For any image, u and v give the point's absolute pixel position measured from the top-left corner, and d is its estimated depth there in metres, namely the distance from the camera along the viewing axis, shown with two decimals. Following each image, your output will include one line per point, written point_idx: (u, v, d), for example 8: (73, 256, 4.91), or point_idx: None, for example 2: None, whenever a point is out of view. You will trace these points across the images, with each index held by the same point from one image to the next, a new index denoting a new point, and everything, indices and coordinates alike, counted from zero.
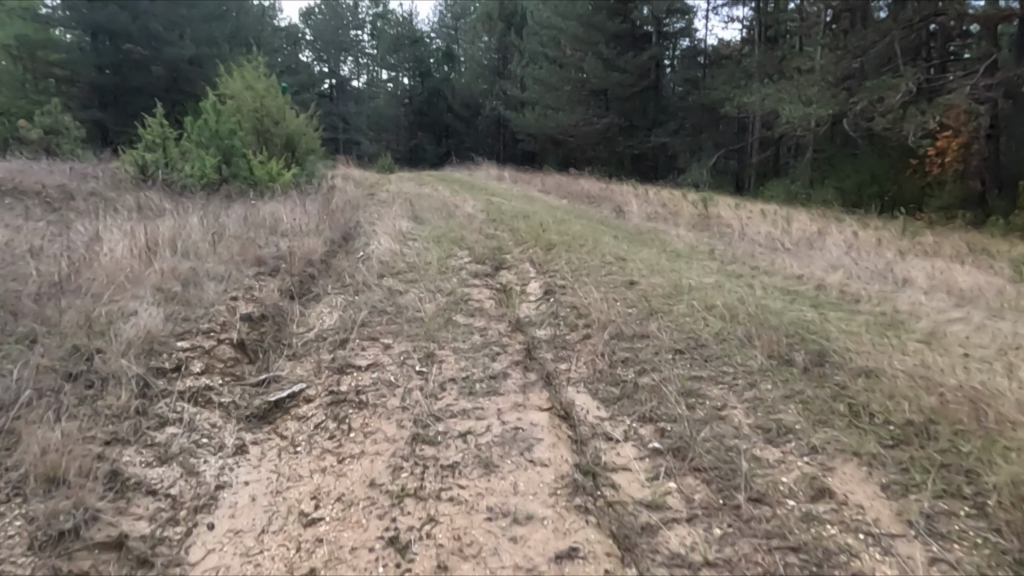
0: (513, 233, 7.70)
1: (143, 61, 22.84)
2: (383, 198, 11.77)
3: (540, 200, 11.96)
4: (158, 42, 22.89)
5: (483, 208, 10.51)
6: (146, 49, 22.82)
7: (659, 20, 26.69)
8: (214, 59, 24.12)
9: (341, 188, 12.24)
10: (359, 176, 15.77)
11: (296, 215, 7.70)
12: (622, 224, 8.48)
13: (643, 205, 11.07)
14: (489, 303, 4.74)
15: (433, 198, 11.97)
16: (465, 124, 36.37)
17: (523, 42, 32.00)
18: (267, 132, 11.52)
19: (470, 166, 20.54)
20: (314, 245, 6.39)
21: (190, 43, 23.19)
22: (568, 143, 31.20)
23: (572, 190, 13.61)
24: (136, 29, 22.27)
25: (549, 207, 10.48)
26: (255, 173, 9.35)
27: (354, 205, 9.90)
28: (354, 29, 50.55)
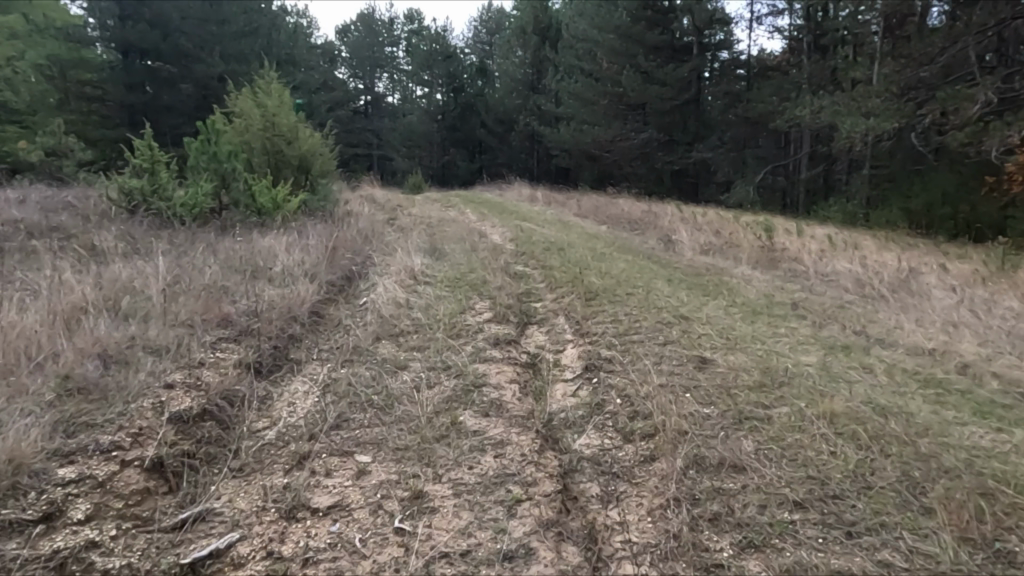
0: (544, 272, 6.53)
1: (173, 79, 22.41)
2: (403, 226, 10.74)
3: (577, 225, 10.79)
4: (187, 60, 22.47)
5: (513, 237, 9.38)
6: (176, 66, 22.42)
7: (699, 31, 25.38)
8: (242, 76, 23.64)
9: (358, 214, 11.24)
10: (383, 198, 14.78)
11: (293, 251, 6.66)
12: (673, 260, 7.24)
13: (694, 232, 9.79)
14: (512, 388, 3.55)
15: (458, 225, 10.88)
16: (498, 139, 35.46)
17: (557, 56, 30.96)
18: (280, 152, 10.58)
19: (503, 185, 19.46)
20: (304, 292, 5.29)
21: (219, 60, 22.71)
22: (605, 159, 29.96)
23: (611, 214, 12.39)
24: (167, 47, 21.88)
25: (587, 236, 9.30)
26: (259, 200, 8.39)
27: (368, 234, 8.87)
28: (390, 46, 50.16)
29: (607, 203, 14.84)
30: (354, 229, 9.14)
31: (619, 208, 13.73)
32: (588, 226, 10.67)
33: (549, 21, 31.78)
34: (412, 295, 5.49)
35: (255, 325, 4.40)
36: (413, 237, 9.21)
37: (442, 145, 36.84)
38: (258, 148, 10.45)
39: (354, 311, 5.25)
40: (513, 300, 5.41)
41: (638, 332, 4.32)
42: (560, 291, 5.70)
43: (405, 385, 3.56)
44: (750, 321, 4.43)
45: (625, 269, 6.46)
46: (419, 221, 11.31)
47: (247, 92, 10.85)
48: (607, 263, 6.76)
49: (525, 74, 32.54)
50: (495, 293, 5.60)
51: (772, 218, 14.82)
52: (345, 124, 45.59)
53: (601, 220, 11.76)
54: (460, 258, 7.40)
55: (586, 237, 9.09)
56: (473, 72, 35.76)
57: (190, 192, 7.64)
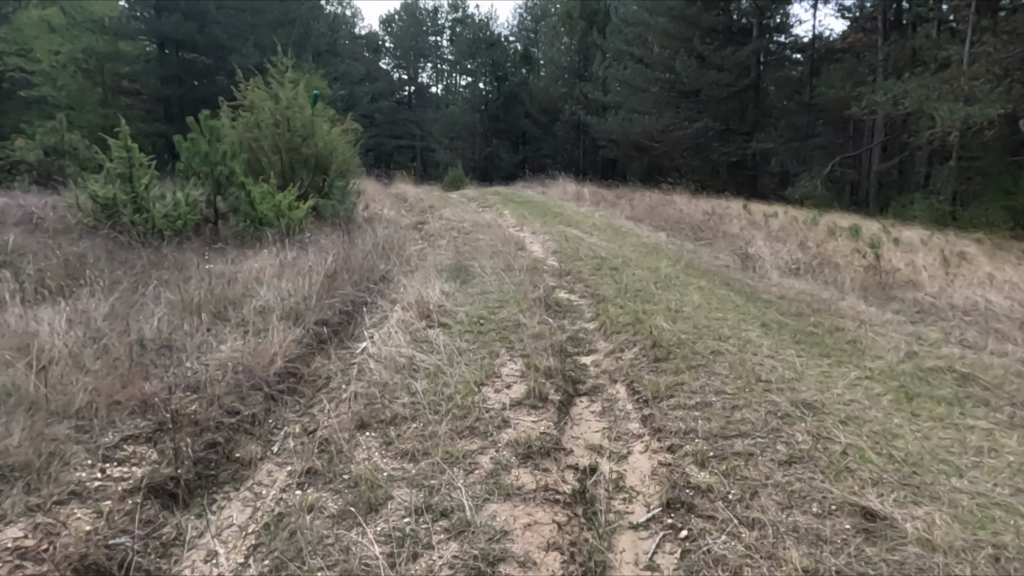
0: (597, 308, 5.11)
1: (208, 71, 21.61)
2: (430, 235, 9.45)
3: (631, 232, 9.32)
4: (223, 51, 21.57)
5: (555, 250, 7.98)
6: (211, 57, 21.61)
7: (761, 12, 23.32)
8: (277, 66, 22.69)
9: (380, 220, 10.00)
10: (414, 198, 13.47)
11: (285, 277, 5.41)
12: (758, 288, 5.73)
13: (773, 245, 8.17)
14: (550, 564, 2.17)
15: (492, 232, 9.54)
16: (543, 130, 33.85)
17: (605, 42, 29.18)
18: (295, 150, 9.36)
19: (547, 180, 17.93)
20: (277, 344, 3.99)
21: (254, 50, 21.77)
22: (655, 150, 28.12)
23: (669, 218, 10.82)
24: (203, 39, 20.99)
25: (645, 248, 7.85)
26: (259, 208, 7.15)
27: (387, 246, 7.61)
28: (435, 35, 48.70)
29: (663, 203, 13.26)
30: (372, 238, 7.91)
31: (677, 209, 12.15)
32: (643, 234, 9.19)
33: (597, 6, 29.99)
34: (419, 347, 4.16)
35: (190, 407, 3.14)
36: (440, 251, 7.91)
37: (485, 136, 35.45)
38: (271, 145, 9.25)
39: (341, 371, 3.95)
40: (556, 356, 4.03)
41: (746, 434, 2.88)
42: (622, 340, 4.28)
43: (378, 553, 2.23)
44: (915, 417, 2.96)
45: (703, 305, 4.99)
46: (448, 227, 10.01)
47: (259, 82, 9.65)
48: (677, 294, 5.30)
49: (572, 61, 30.84)
50: (532, 342, 4.23)
51: (853, 219, 12.98)
52: (387, 116, 44.64)
53: (657, 225, 10.24)
54: (491, 281, 6.05)
55: (644, 251, 7.61)
56: (517, 60, 34.18)
57: (173, 202, 6.46)
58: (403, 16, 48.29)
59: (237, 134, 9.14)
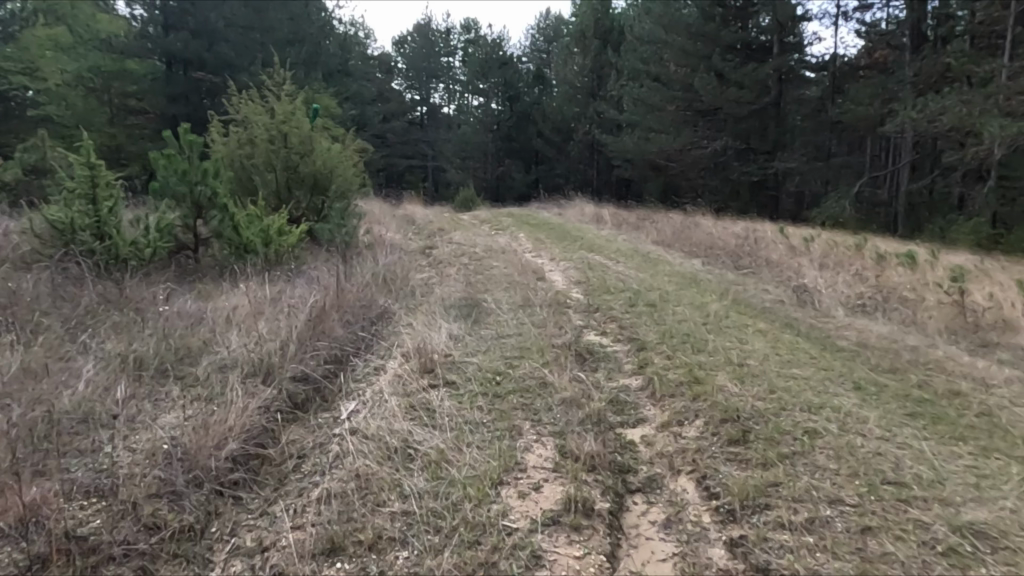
0: (641, 359, 4.18)
1: (215, 89, 21.04)
2: (438, 261, 8.57)
3: (661, 258, 8.40)
4: (231, 70, 21.03)
5: (579, 281, 7.04)
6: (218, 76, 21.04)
7: (782, 28, 22.59)
8: None
9: (383, 244, 9.13)
10: (421, 220, 12.57)
11: (263, 320, 4.55)
12: (828, 332, 4.79)
13: (824, 274, 7.24)
14: None
15: (506, 259, 8.61)
16: (556, 149, 33.13)
17: (620, 60, 28.45)
18: (292, 169, 8.56)
19: (563, 201, 17.05)
20: (231, 416, 3.10)
21: (262, 68, 21.22)
22: (672, 170, 27.19)
23: (699, 241, 9.90)
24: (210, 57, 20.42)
25: (681, 278, 6.93)
26: (243, 237, 6.33)
27: (389, 274, 6.72)
28: (447, 56, 48.14)
29: (689, 226, 12.32)
30: (373, 265, 7.03)
31: (706, 233, 11.19)
32: (675, 260, 8.26)
33: (611, 24, 29.32)
34: (419, 416, 3.27)
35: (94, 530, 2.29)
36: (450, 282, 7.00)
37: (497, 156, 34.68)
38: (265, 163, 8.47)
39: (318, 449, 3.06)
40: (595, 433, 3.12)
41: None
42: (679, 408, 3.35)
43: None
44: None
45: (772, 355, 4.06)
46: (458, 253, 9.11)
47: (253, 96, 8.87)
48: (734, 342, 4.37)
49: (586, 80, 30.08)
50: (562, 410, 3.33)
51: (899, 244, 11.90)
52: (399, 136, 44.07)
53: (689, 250, 9.29)
54: (508, 320, 5.13)
55: (681, 282, 6.69)
56: (530, 79, 33.51)
57: (143, 237, 5.67)
58: (416, 36, 47.73)
59: (227, 150, 8.36)
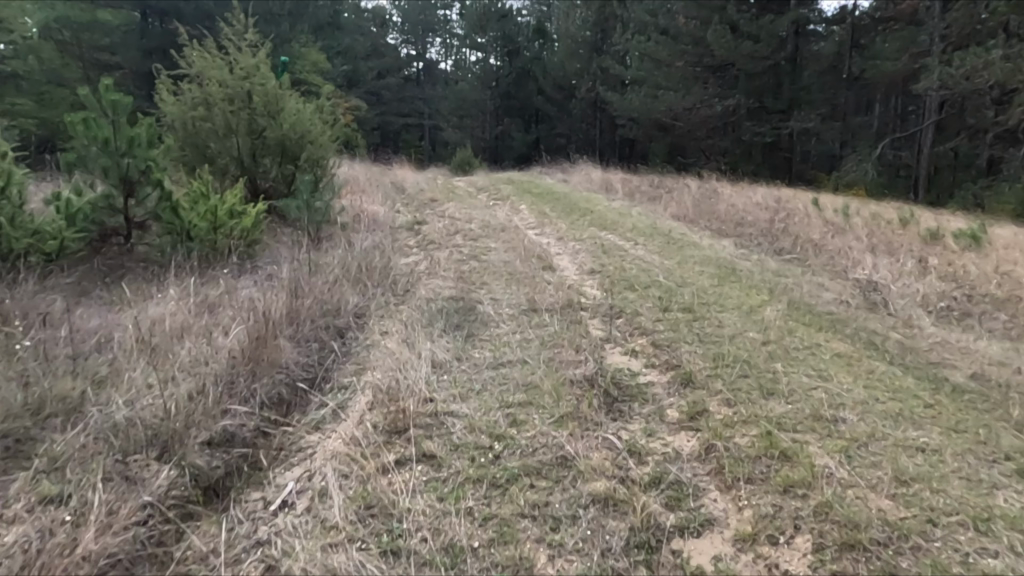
0: (685, 405, 3.13)
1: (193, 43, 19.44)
2: (428, 243, 7.45)
3: (687, 238, 7.27)
4: (210, 22, 19.40)
5: (593, 271, 5.93)
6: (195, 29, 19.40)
7: None
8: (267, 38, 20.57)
9: (365, 221, 7.98)
10: (411, 189, 11.33)
11: (187, 344, 3.48)
12: (923, 354, 3.72)
13: (881, 261, 6.14)
14: None
15: (505, 239, 7.48)
16: (557, 108, 31.51)
17: (627, 12, 26.64)
18: (257, 133, 7.36)
19: (566, 166, 15.73)
20: (86, 541, 2.07)
21: None
22: (680, 130, 25.74)
23: (723, 215, 8.75)
24: (188, 8, 18.83)
25: (716, 268, 5.82)
26: (181, 222, 5.21)
27: (366, 263, 5.62)
28: (444, 9, 45.58)
29: (708, 196, 11.09)
30: (351, 252, 5.93)
31: (730, 205, 10.00)
32: (703, 241, 7.12)
33: None
34: (378, 531, 2.26)
35: None
36: (440, 272, 5.91)
37: (496, 115, 33.05)
38: (225, 127, 7.24)
39: None
40: (641, 568, 2.08)
41: None
42: (755, 509, 2.30)
43: None
44: None
45: (865, 402, 3.00)
46: (450, 231, 7.98)
47: (210, 46, 7.51)
48: (806, 375, 3.32)
49: (589, 34, 28.28)
50: (586, 518, 2.30)
51: (941, 217, 10.70)
52: (394, 93, 42.15)
53: (715, 226, 8.13)
54: (509, 335, 4.06)
55: (716, 274, 5.58)
56: (531, 33, 31.59)
57: (42, 226, 4.57)
58: None
59: (180, 112, 7.12)
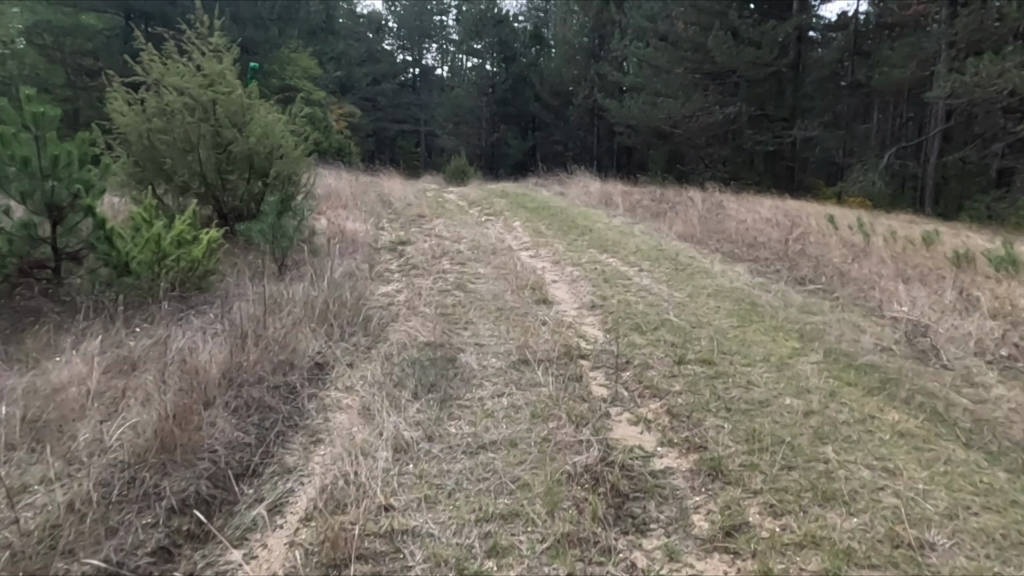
0: (716, 512, 2.42)
1: None
2: (410, 270, 6.74)
3: (698, 263, 6.58)
4: None
5: (594, 306, 5.22)
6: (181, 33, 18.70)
7: None
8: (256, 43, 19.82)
9: (342, 244, 7.27)
10: (399, 204, 10.61)
11: (88, 427, 2.78)
12: (1005, 429, 3.02)
13: (917, 293, 5.46)
14: None
15: (495, 264, 6.78)
16: (554, 115, 30.86)
17: (625, 18, 25.96)
18: (222, 147, 6.64)
19: (565, 177, 15.02)
20: None
21: None
22: (679, 138, 25.10)
23: (734, 235, 8.06)
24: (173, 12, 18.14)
25: (735, 303, 5.12)
26: (114, 250, 4.48)
27: (334, 298, 4.92)
28: (441, 14, 44.95)
29: (715, 211, 10.40)
30: (319, 284, 5.24)
31: (739, 222, 9.31)
32: (716, 268, 6.42)
33: None
34: None
35: None
36: (419, 307, 5.21)
37: (492, 122, 32.37)
38: (186, 140, 6.52)
39: None
40: None
41: None
42: None
43: None
44: None
45: (949, 516, 2.31)
46: (435, 254, 7.28)
47: (171, 49, 6.76)
48: (863, 466, 2.63)
49: (587, 40, 27.62)
50: None
51: (965, 236, 10.00)
52: (390, 99, 41.44)
53: (726, 248, 7.43)
54: (491, 400, 3.35)
55: (735, 311, 4.89)
56: (528, 39, 30.88)
57: None
58: None
59: (136, 123, 6.39)
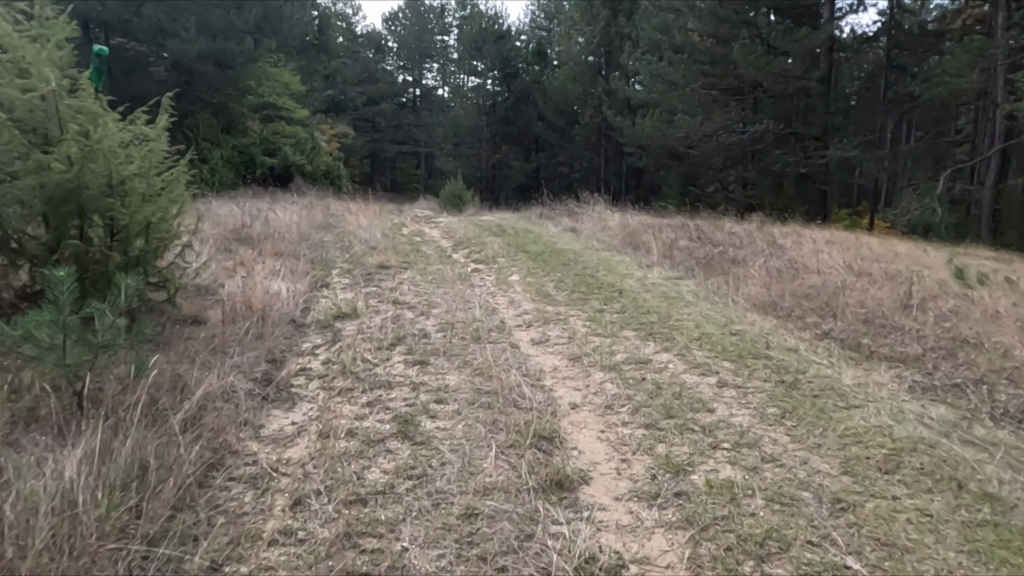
0: None
1: None
2: (332, 379, 4.13)
3: (817, 374, 3.89)
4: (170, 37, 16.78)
5: (662, 501, 2.62)
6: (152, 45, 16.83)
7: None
8: (235, 56, 17.76)
9: (235, 329, 4.71)
10: (359, 247, 8.02)
11: None
12: None
13: None
14: None
15: (475, 365, 4.15)
16: (559, 135, 28.37)
17: (636, 31, 23.60)
18: (30, 171, 3.88)
19: (577, 206, 12.41)
20: None
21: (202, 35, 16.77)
22: (696, 158, 22.69)
23: (835, 305, 5.42)
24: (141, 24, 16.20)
25: (955, 507, 2.48)
26: None
27: (112, 508, 2.36)
28: (442, 33, 42.62)
29: (783, 259, 7.81)
30: (107, 456, 2.68)
31: (825, 277, 6.70)
32: (848, 383, 3.75)
33: None
34: None
35: None
36: (304, 503, 2.64)
37: (493, 142, 29.98)
38: None
39: None
40: None
41: None
42: None
43: None
44: None
45: None
46: (382, 343, 4.69)
47: None
48: None
49: (592, 56, 25.21)
50: None
51: None
52: (388, 119, 39.22)
53: (840, 328, 4.79)
54: None
55: (973, 545, 2.26)
56: (530, 55, 28.53)
57: None
58: (408, 12, 42.30)
59: None
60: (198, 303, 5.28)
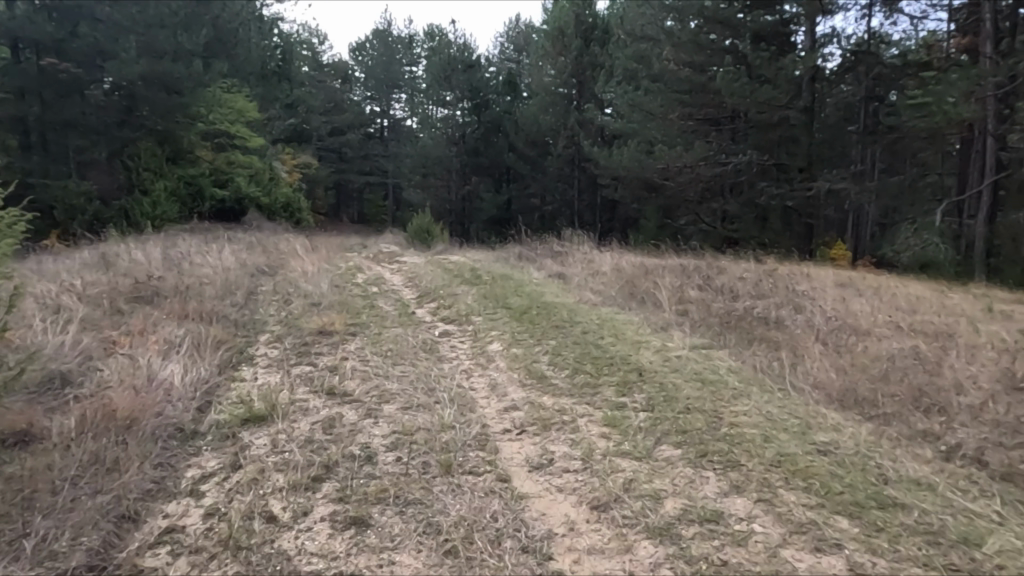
0: None
1: (77, 84, 15.01)
2: (207, 563, 2.54)
3: (999, 546, 2.42)
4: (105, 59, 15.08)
5: None
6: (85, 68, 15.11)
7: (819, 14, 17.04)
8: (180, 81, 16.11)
9: (72, 460, 3.09)
10: (297, 304, 6.41)
11: None
12: None
13: None
14: None
15: (446, 533, 2.59)
16: (531, 166, 27.12)
17: (611, 60, 22.62)
18: None
19: (560, 245, 10.94)
20: None
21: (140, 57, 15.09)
22: (673, 192, 21.58)
23: (929, 397, 3.99)
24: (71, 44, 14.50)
25: None
26: None
27: None
28: (410, 64, 41.51)
29: (820, 316, 6.42)
30: None
31: (888, 345, 5.30)
32: None
33: (595, 20, 23.52)
34: None
35: None
36: None
37: (462, 173, 28.65)
38: None
39: None
40: None
41: None
42: None
43: None
44: None
45: None
46: (301, 474, 3.10)
47: None
48: None
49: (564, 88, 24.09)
50: None
51: None
52: (355, 150, 37.71)
53: (970, 439, 3.35)
54: None
55: None
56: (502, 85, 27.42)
57: None
58: (375, 42, 41.17)
59: None
60: (36, 409, 3.61)
